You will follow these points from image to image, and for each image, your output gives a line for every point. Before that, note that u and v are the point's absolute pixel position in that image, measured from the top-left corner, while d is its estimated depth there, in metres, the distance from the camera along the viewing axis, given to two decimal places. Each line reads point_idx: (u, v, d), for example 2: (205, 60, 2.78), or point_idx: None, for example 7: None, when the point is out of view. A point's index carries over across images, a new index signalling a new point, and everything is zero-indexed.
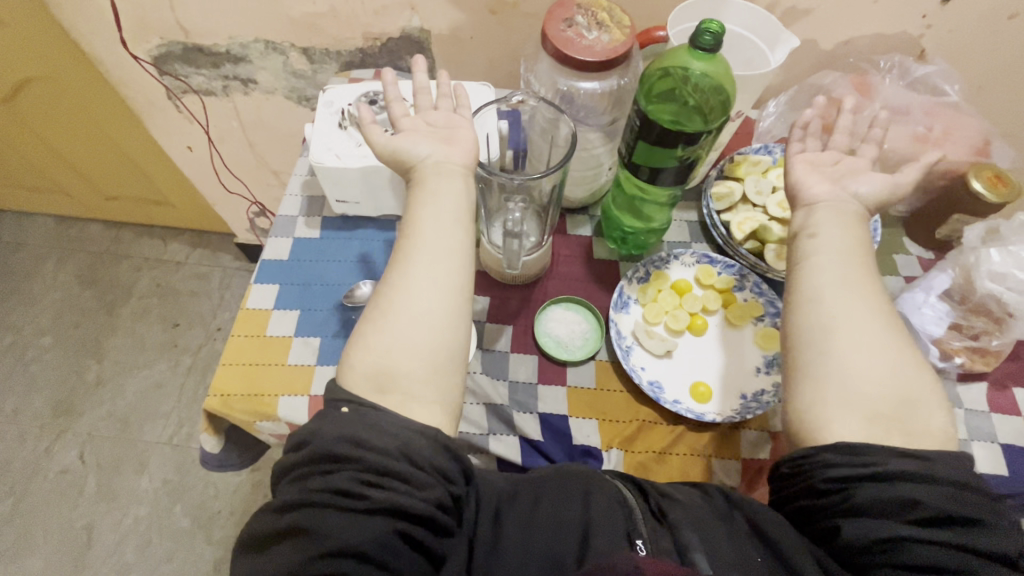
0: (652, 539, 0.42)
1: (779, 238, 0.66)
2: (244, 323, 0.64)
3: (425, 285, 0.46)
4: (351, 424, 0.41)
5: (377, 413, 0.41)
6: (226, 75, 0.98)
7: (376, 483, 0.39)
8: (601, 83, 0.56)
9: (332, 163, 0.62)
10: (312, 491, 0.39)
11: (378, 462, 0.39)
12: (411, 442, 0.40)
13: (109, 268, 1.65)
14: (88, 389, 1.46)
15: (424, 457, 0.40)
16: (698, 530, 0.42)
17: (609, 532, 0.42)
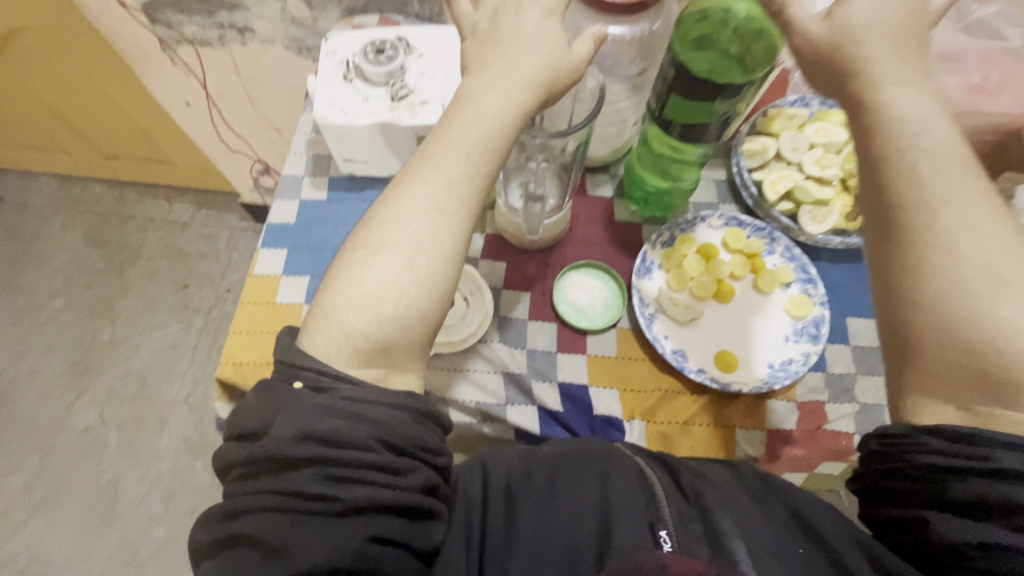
0: (678, 527, 0.41)
1: (815, 199, 0.62)
2: (253, 290, 0.62)
3: (414, 226, 0.41)
4: (311, 407, 0.37)
5: (338, 394, 0.38)
6: (221, 23, 0.92)
7: (347, 473, 0.36)
8: (631, 28, 0.51)
9: (337, 120, 0.58)
10: (271, 491, 0.36)
11: (349, 450, 0.36)
12: (382, 418, 0.37)
13: (115, 229, 1.63)
14: (103, 350, 1.48)
15: (403, 435, 0.38)
16: (722, 517, 0.41)
17: (634, 520, 0.41)
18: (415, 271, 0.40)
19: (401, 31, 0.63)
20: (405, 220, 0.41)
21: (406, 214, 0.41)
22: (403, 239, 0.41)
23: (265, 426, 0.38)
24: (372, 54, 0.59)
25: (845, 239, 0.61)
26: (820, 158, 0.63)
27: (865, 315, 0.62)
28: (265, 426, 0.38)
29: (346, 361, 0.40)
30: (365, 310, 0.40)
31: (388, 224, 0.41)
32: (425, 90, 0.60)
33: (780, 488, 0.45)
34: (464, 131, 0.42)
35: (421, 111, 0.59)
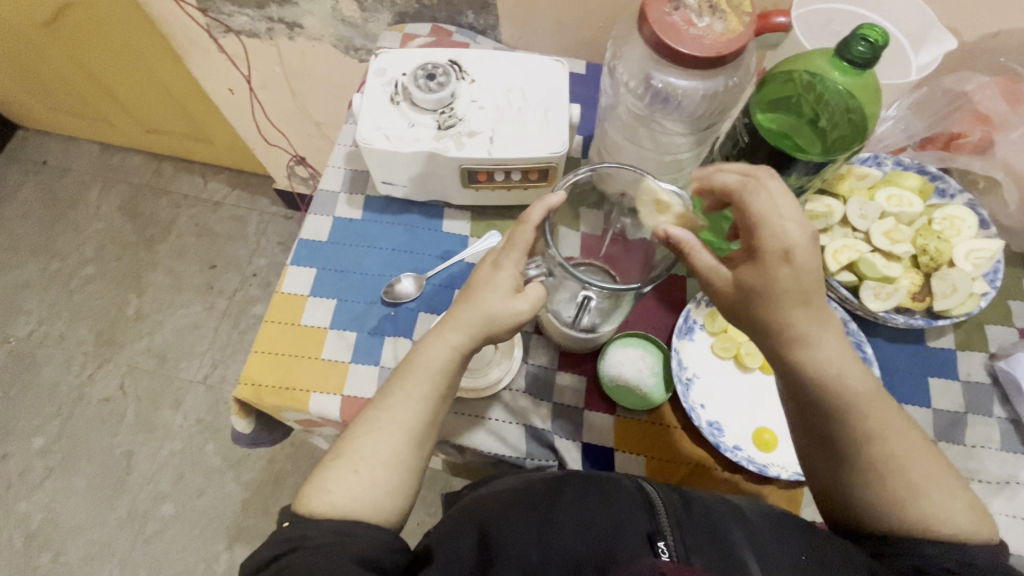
0: (679, 541, 0.39)
1: (882, 275, 0.57)
2: (279, 308, 0.61)
3: (411, 412, 0.46)
4: (291, 529, 0.42)
5: (309, 517, 0.43)
6: (270, 17, 0.90)
7: (298, 549, 0.40)
8: (704, 83, 0.47)
9: (380, 144, 0.56)
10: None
11: (317, 542, 0.40)
12: (346, 525, 0.42)
13: (150, 202, 1.65)
14: (128, 322, 1.50)
15: (358, 529, 0.42)
16: (723, 536, 0.39)
17: (632, 532, 0.40)
18: (364, 479, 0.44)
19: (453, 55, 0.60)
20: (371, 421, 0.46)
21: (368, 429, 0.46)
22: (365, 444, 0.45)
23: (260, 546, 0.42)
24: (422, 78, 0.56)
25: (909, 319, 0.57)
26: (892, 228, 0.58)
27: (921, 404, 0.57)
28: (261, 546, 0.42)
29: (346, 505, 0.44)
30: (320, 507, 0.43)
31: (351, 440, 0.46)
32: (474, 121, 0.57)
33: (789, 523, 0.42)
34: (470, 320, 0.45)
35: (468, 143, 0.56)
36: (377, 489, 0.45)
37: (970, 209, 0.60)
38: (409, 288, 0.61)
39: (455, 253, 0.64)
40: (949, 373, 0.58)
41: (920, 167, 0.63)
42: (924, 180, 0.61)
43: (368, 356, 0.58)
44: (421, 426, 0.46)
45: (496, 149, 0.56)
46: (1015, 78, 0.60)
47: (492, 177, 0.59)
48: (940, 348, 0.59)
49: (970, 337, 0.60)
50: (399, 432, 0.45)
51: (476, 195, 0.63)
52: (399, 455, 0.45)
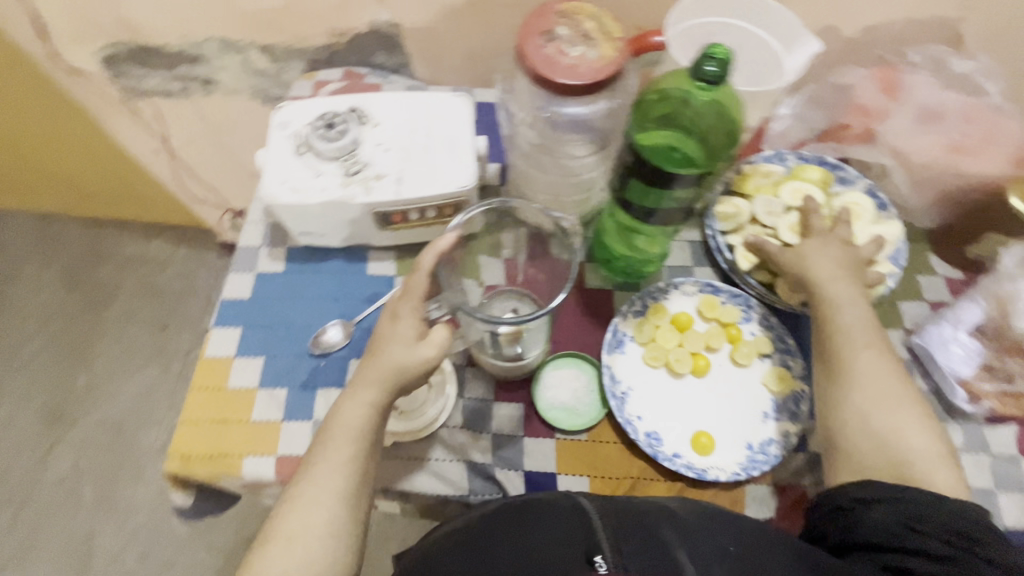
0: (615, 545, 0.38)
1: None
2: (205, 374, 0.59)
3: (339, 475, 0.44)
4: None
5: None
6: (184, 75, 0.90)
7: None
8: (588, 106, 0.49)
9: (287, 198, 0.56)
10: None
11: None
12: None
13: (91, 269, 1.59)
14: (78, 396, 1.44)
15: None
16: (655, 533, 0.40)
17: (571, 544, 0.39)
18: (298, 555, 0.42)
19: (355, 100, 0.60)
20: (300, 488, 0.44)
21: (300, 499, 0.43)
22: (296, 513, 0.43)
23: None
24: (322, 128, 0.57)
25: None
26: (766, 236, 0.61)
27: None
28: None
29: None
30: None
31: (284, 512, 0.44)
32: (379, 163, 0.57)
33: (717, 524, 0.43)
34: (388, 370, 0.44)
35: (375, 187, 0.56)
36: (315, 563, 0.42)
37: (870, 195, 0.63)
38: (337, 337, 0.60)
39: (382, 295, 0.63)
40: None
41: (820, 159, 0.65)
42: (825, 172, 0.64)
43: (300, 412, 0.57)
44: (355, 487, 0.44)
45: (404, 189, 0.56)
46: (892, 68, 0.64)
47: (407, 217, 0.59)
48: None
49: (887, 317, 0.61)
50: (328, 498, 0.43)
51: (396, 235, 0.63)
52: (334, 522, 0.43)
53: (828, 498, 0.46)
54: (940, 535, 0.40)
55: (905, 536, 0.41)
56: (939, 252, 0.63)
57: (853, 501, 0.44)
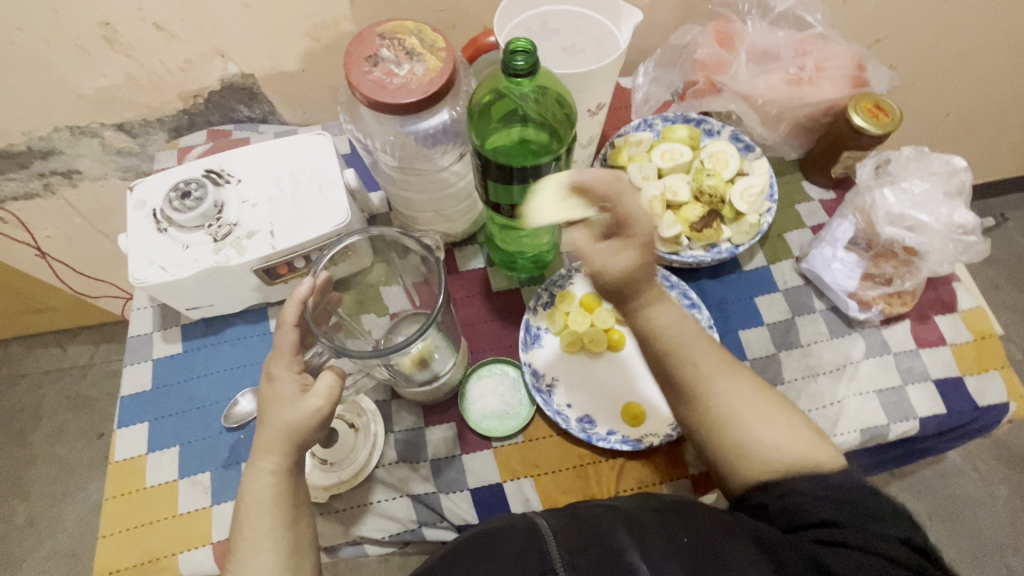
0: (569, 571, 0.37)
1: (683, 223, 0.61)
2: (117, 480, 0.56)
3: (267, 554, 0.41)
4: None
5: None
6: (41, 172, 0.85)
7: None
8: (431, 119, 0.49)
9: (158, 278, 0.53)
10: None
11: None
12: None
13: (5, 394, 1.47)
14: (22, 531, 1.32)
15: None
16: (609, 545, 0.38)
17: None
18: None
19: (210, 163, 0.58)
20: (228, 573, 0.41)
21: None
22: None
23: None
24: (177, 199, 0.54)
25: (716, 252, 0.62)
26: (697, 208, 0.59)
27: (756, 323, 0.61)
28: None
29: None
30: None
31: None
32: (249, 220, 0.55)
33: (684, 516, 0.41)
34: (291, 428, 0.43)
35: (249, 246, 0.54)
36: None
37: (734, 140, 0.66)
38: (250, 405, 0.58)
39: None
40: (771, 286, 0.63)
41: (684, 118, 0.68)
42: (691, 128, 0.66)
43: (228, 491, 0.55)
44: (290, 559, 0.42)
45: (278, 240, 0.54)
46: (725, 20, 0.68)
47: (293, 267, 0.58)
48: (755, 269, 0.64)
49: (777, 249, 0.65)
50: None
51: (289, 286, 0.61)
52: None
53: (741, 503, 0.45)
54: (827, 498, 0.41)
55: (808, 508, 0.41)
56: (809, 178, 0.69)
57: (764, 494, 0.43)
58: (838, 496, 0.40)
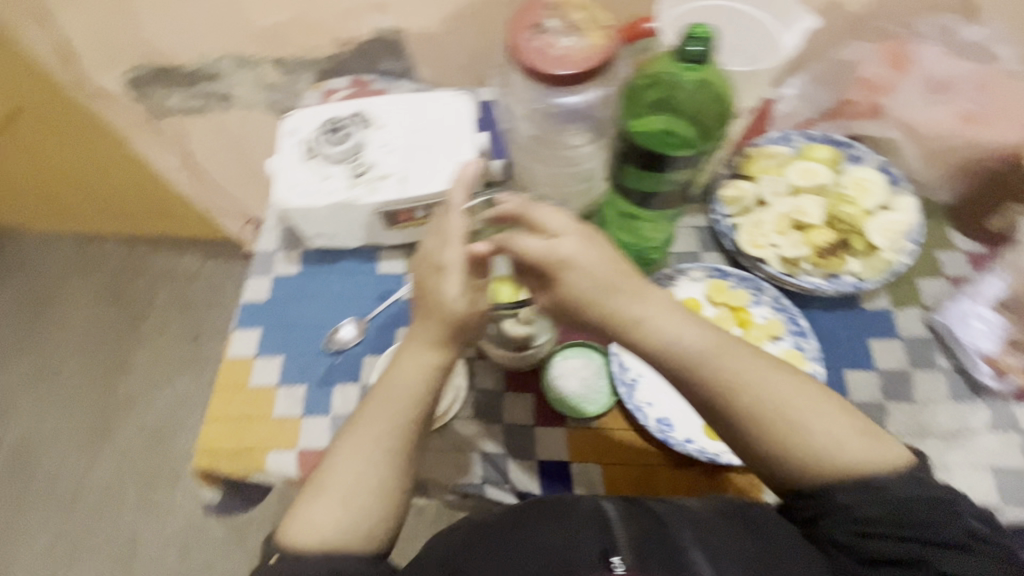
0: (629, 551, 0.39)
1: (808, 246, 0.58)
2: (229, 374, 0.62)
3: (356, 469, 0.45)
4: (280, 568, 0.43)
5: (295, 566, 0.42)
6: (202, 93, 0.94)
7: None
8: (579, 96, 0.50)
9: (298, 202, 0.58)
10: None
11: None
12: (340, 563, 0.43)
13: (127, 285, 1.65)
14: (119, 405, 1.49)
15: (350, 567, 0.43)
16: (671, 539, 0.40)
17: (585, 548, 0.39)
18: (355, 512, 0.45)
19: (358, 105, 0.62)
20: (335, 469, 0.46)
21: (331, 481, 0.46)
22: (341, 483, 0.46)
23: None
24: (327, 134, 0.60)
25: (837, 283, 0.58)
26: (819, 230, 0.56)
27: (866, 367, 0.57)
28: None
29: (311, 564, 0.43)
30: (310, 543, 0.44)
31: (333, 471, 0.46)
32: (384, 164, 0.59)
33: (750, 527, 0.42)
34: None
35: (381, 187, 0.58)
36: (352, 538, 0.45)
37: (882, 171, 0.62)
38: (351, 334, 0.62)
39: (393, 293, 0.65)
40: (890, 331, 0.59)
41: (828, 138, 0.64)
42: (834, 151, 0.63)
43: (318, 407, 0.59)
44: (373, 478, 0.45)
45: (407, 187, 0.58)
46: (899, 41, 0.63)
47: (413, 215, 0.60)
48: (877, 310, 0.60)
49: (905, 293, 0.60)
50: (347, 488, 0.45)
51: (403, 234, 0.64)
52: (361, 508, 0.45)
53: (817, 536, 0.41)
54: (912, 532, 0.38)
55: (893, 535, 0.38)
56: (964, 230, 0.62)
57: (852, 535, 0.40)
58: (933, 546, 0.38)
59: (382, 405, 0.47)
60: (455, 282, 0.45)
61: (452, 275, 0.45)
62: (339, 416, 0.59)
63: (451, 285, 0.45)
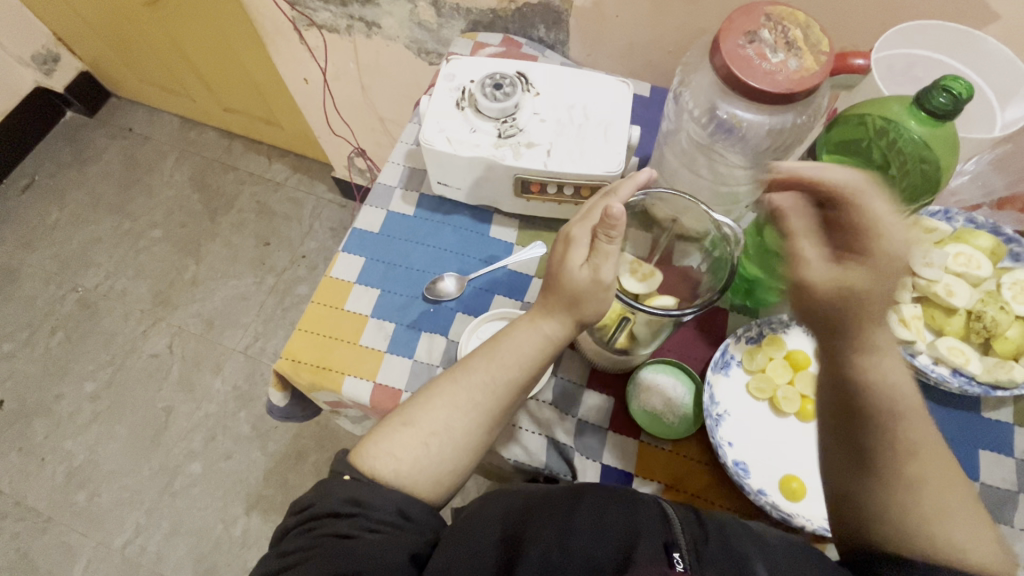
0: (692, 549, 0.40)
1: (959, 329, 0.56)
2: (326, 291, 0.63)
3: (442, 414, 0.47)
4: (353, 487, 0.45)
5: (367, 490, 0.45)
6: (351, 15, 0.94)
7: (346, 519, 0.43)
8: (770, 118, 0.47)
9: (441, 146, 0.57)
10: (312, 523, 0.44)
11: (380, 517, 0.44)
12: (407, 506, 0.45)
13: (217, 176, 1.71)
14: (184, 286, 1.55)
15: (416, 512, 0.45)
16: (733, 549, 0.39)
17: (648, 536, 0.40)
18: (427, 453, 0.47)
19: (522, 67, 0.61)
20: (422, 408, 0.48)
21: (412, 427, 0.48)
22: (420, 420, 0.48)
23: (324, 501, 0.45)
24: (489, 87, 0.58)
25: (964, 384, 0.54)
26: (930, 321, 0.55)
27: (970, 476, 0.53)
28: (323, 502, 0.45)
29: (376, 493, 0.45)
30: (381, 473, 0.46)
31: (424, 414, 0.49)
32: (534, 132, 0.58)
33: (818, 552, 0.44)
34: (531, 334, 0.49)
35: (526, 154, 0.57)
36: (419, 482, 0.47)
37: None
38: (451, 288, 0.63)
39: (499, 259, 0.65)
40: (1007, 449, 0.54)
41: (994, 228, 0.60)
42: (998, 241, 0.58)
43: (403, 349, 0.60)
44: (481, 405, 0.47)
45: (552, 161, 0.57)
46: None
47: (545, 189, 0.60)
48: (996, 421, 0.56)
49: None
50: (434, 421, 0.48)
51: (526, 205, 0.64)
52: (434, 459, 0.47)
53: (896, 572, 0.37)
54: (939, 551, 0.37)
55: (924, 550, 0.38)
56: None
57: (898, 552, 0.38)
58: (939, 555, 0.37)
59: (485, 370, 0.49)
60: (580, 253, 0.46)
61: (580, 247, 0.47)
62: (420, 363, 0.60)
63: (575, 254, 0.46)
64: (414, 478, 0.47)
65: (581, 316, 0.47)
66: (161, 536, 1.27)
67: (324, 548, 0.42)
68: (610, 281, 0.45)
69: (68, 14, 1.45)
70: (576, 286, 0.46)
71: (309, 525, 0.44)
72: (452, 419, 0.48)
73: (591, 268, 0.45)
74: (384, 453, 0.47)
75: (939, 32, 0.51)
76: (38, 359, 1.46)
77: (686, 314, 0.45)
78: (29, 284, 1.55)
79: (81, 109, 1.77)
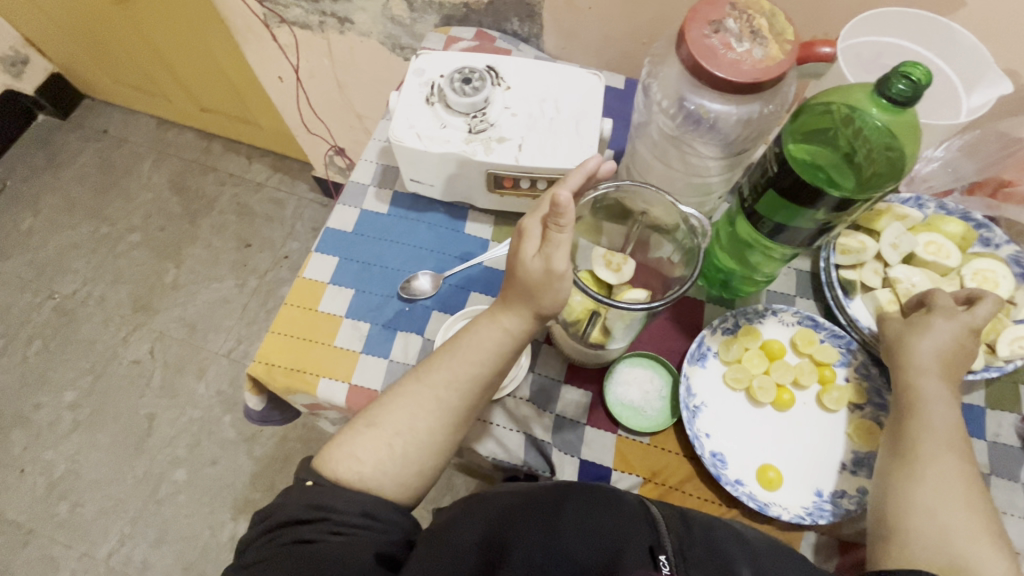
0: (677, 551, 0.40)
1: None
2: (299, 292, 0.62)
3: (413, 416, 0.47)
4: (317, 493, 0.45)
5: (331, 495, 0.44)
6: (323, 10, 0.93)
7: (310, 524, 0.43)
8: (737, 108, 0.47)
9: (411, 143, 0.57)
10: (276, 529, 0.44)
11: (345, 520, 0.43)
12: (373, 506, 0.45)
13: (196, 178, 1.69)
14: (164, 290, 1.53)
15: (383, 513, 0.45)
16: (718, 552, 0.40)
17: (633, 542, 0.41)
18: (396, 454, 0.47)
19: (492, 61, 0.61)
20: (392, 409, 0.48)
21: (381, 429, 0.47)
22: (389, 422, 0.48)
23: (288, 506, 0.44)
24: (458, 82, 0.57)
25: None
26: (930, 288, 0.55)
27: None
28: (288, 506, 0.44)
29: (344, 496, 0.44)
30: (350, 475, 0.46)
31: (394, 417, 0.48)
32: (505, 127, 0.57)
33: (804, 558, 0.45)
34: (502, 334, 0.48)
35: (496, 149, 0.57)
36: (389, 483, 0.47)
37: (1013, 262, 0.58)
38: (426, 286, 0.62)
39: (474, 256, 0.65)
40: (979, 432, 0.55)
41: (964, 214, 0.60)
42: (968, 226, 0.58)
43: (379, 349, 0.60)
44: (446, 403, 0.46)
45: (523, 156, 0.56)
46: None
47: (518, 184, 0.60)
48: (969, 405, 0.56)
49: (1003, 395, 0.57)
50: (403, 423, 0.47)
51: (500, 200, 0.63)
52: (405, 459, 0.47)
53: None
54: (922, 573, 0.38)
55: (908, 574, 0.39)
56: None
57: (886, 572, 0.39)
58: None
59: (455, 370, 0.49)
60: (533, 244, 0.46)
61: (532, 238, 0.46)
62: (395, 363, 0.59)
63: (528, 246, 0.46)
64: (384, 479, 0.46)
65: (551, 313, 0.47)
66: (147, 545, 1.26)
67: (287, 554, 0.41)
68: (562, 269, 0.45)
69: (35, 14, 1.42)
70: (528, 276, 0.46)
71: (273, 532, 0.44)
72: (418, 420, 0.48)
73: (543, 259, 0.45)
74: (352, 456, 0.47)
75: (903, 19, 0.51)
76: (16, 368, 1.43)
77: (655, 307, 0.45)
78: (5, 292, 1.52)
79: (54, 112, 1.74)
